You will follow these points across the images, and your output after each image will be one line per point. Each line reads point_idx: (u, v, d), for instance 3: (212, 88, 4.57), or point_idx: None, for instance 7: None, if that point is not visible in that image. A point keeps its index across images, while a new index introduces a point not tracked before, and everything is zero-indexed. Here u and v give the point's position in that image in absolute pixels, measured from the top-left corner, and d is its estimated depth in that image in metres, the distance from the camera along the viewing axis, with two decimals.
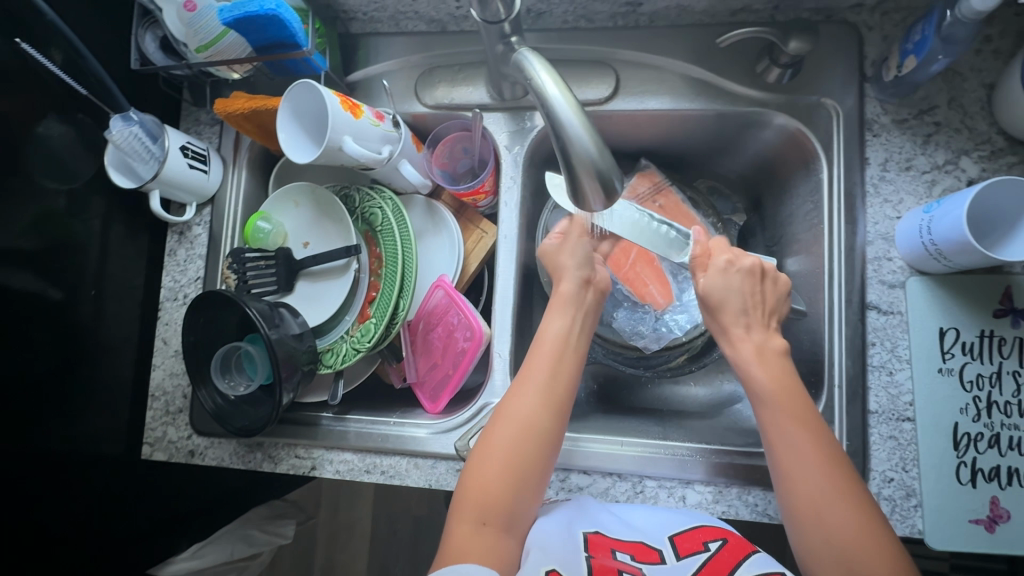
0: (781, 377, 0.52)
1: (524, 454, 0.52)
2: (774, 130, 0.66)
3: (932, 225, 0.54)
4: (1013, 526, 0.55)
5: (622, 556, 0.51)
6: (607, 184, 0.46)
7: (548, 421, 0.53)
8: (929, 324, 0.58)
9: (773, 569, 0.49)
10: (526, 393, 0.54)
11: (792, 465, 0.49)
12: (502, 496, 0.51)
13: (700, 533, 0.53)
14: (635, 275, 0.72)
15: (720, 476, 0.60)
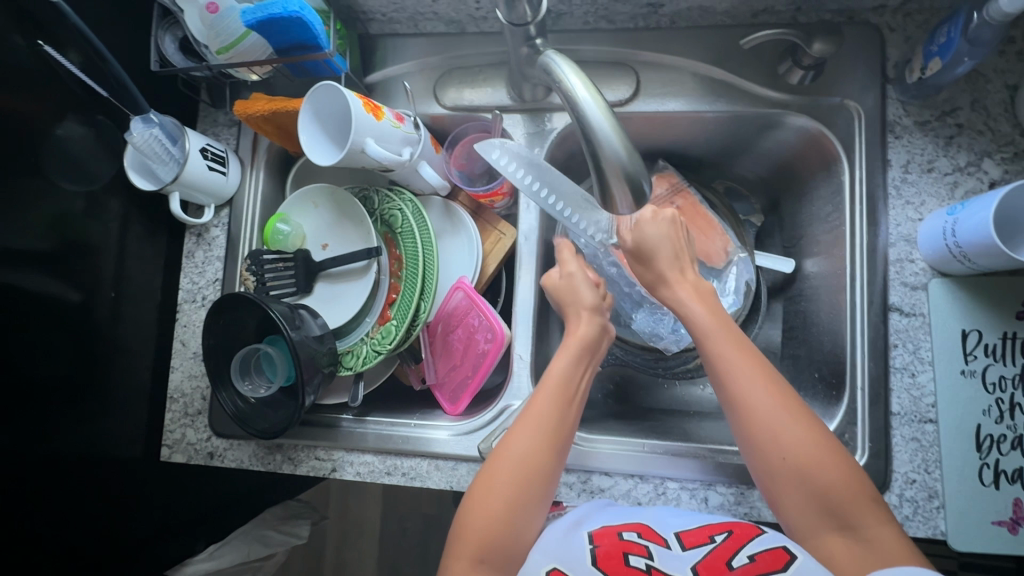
0: (720, 323, 0.53)
1: (525, 491, 0.51)
2: (795, 132, 0.66)
3: (956, 228, 0.54)
4: None
5: (627, 536, 0.50)
6: (635, 187, 0.47)
7: (550, 462, 0.52)
8: (952, 326, 0.58)
9: (775, 545, 0.47)
10: (527, 434, 0.53)
11: (746, 400, 0.49)
12: (500, 535, 0.50)
13: (707, 529, 0.51)
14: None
15: (741, 477, 0.60)
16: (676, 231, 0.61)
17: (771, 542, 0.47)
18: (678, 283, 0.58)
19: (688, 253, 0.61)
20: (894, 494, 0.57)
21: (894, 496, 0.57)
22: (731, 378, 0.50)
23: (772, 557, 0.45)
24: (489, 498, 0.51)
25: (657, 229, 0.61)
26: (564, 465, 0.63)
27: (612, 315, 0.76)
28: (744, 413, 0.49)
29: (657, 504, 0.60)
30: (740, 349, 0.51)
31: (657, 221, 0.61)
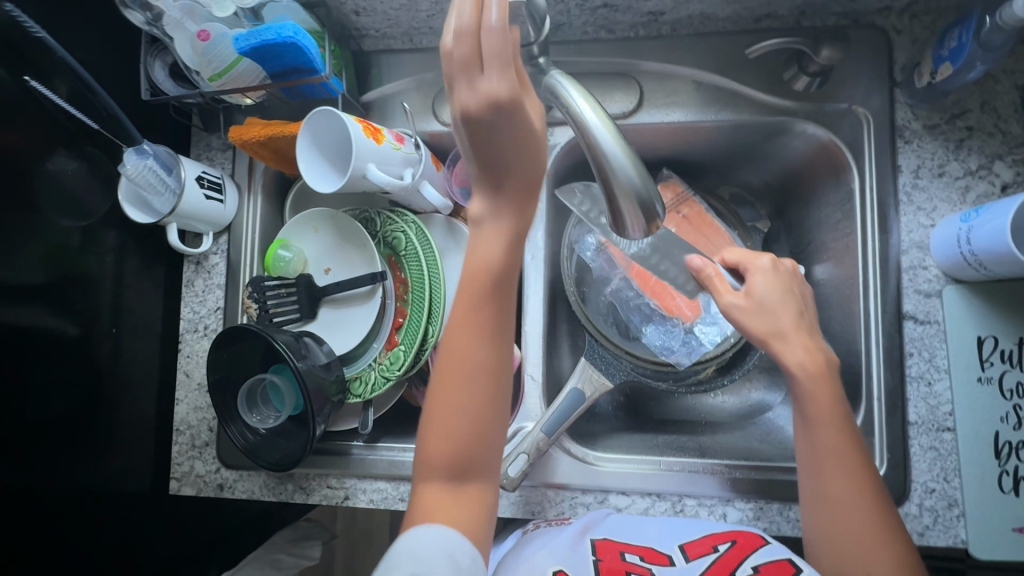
0: (835, 411, 0.50)
1: (472, 393, 0.48)
2: (802, 138, 0.65)
3: (971, 235, 0.54)
4: None
5: (630, 557, 0.51)
6: (647, 209, 0.45)
7: (494, 354, 0.49)
8: (967, 332, 0.58)
9: (780, 556, 0.49)
10: (477, 346, 0.49)
11: (836, 487, 0.49)
12: (463, 447, 0.48)
13: (710, 539, 0.52)
14: (662, 288, 0.73)
15: (760, 492, 0.60)
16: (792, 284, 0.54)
17: (774, 553, 0.49)
18: (803, 345, 0.51)
19: (807, 307, 0.54)
20: (914, 504, 0.57)
21: (913, 506, 0.57)
22: (832, 461, 0.49)
23: (776, 568, 0.47)
24: (449, 413, 0.48)
25: (777, 284, 0.54)
26: (580, 486, 0.62)
27: (621, 329, 0.73)
28: (829, 498, 0.49)
29: None
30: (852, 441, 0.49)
31: (773, 274, 0.54)
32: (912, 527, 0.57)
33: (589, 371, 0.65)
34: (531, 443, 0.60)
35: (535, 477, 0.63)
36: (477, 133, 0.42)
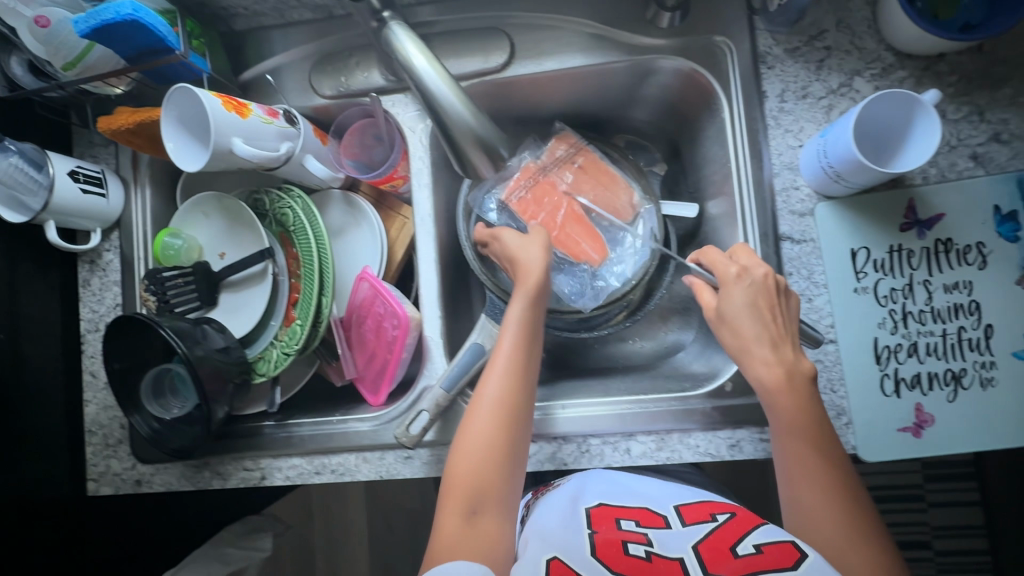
0: (814, 422, 0.51)
1: (499, 425, 0.53)
2: (675, 75, 0.66)
3: (828, 149, 0.55)
4: (938, 429, 0.57)
5: (626, 523, 0.53)
6: (491, 152, 0.47)
7: (518, 418, 0.54)
8: (840, 246, 0.59)
9: (782, 538, 0.48)
10: (493, 380, 0.55)
11: (807, 502, 0.50)
12: (480, 478, 0.51)
13: (710, 509, 0.54)
14: (567, 238, 0.71)
15: (661, 423, 0.61)
16: (766, 293, 0.54)
17: (780, 534, 0.48)
18: (763, 361, 0.52)
19: (782, 316, 0.54)
20: None
21: None
22: (797, 466, 0.51)
23: (780, 550, 0.46)
24: (469, 446, 0.53)
25: (743, 294, 0.55)
26: None
27: None
28: (805, 514, 0.50)
29: (582, 462, 0.61)
30: (828, 447, 0.51)
31: (745, 285, 0.55)
32: None
33: (489, 327, 0.66)
34: (432, 398, 0.61)
35: (444, 435, 0.63)
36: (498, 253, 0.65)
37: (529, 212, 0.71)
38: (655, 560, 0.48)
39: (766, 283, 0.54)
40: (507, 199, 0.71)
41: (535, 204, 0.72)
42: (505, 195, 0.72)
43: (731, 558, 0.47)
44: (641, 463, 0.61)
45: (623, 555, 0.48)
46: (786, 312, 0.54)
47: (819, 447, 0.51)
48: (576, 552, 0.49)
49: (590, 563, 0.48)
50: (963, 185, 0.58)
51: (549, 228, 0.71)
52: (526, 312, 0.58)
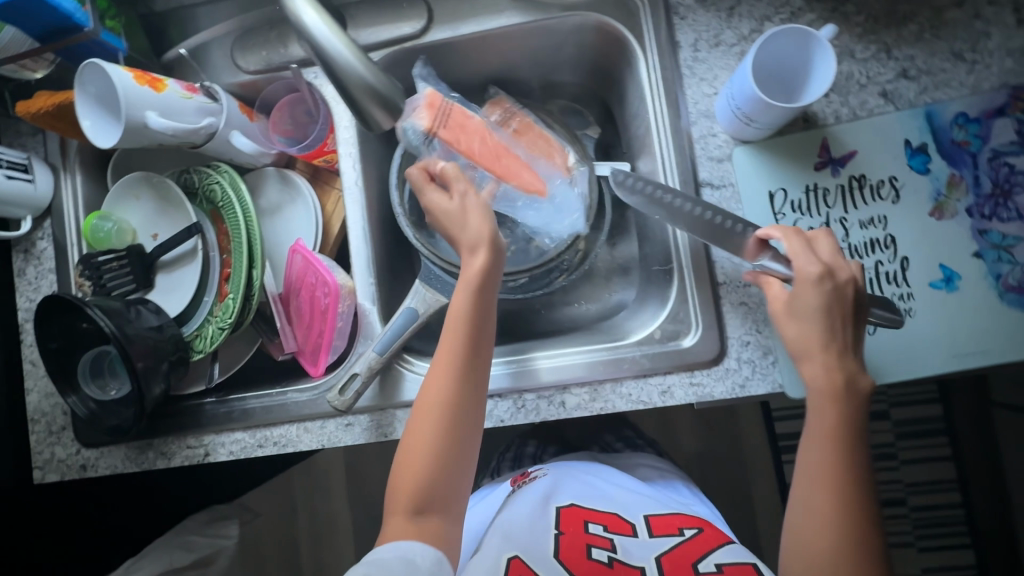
0: (844, 431, 0.50)
1: (445, 430, 0.53)
2: (592, 32, 0.66)
3: (733, 93, 0.55)
4: (861, 362, 0.57)
5: (594, 527, 0.63)
6: (387, 102, 0.47)
7: (468, 413, 0.54)
8: (759, 190, 0.60)
9: (743, 559, 0.58)
10: (442, 381, 0.54)
11: (803, 521, 0.50)
12: (425, 482, 0.53)
13: (678, 522, 0.63)
14: (516, 170, 0.68)
15: (593, 375, 0.61)
16: (839, 298, 0.51)
17: (741, 558, 0.58)
18: (817, 367, 0.51)
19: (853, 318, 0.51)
20: (733, 358, 0.60)
21: (732, 360, 0.60)
22: (819, 470, 0.50)
23: (737, 569, 0.56)
24: (414, 453, 0.54)
25: (817, 298, 0.51)
26: None
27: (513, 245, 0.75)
28: (798, 535, 0.50)
29: (518, 418, 0.62)
30: (851, 458, 0.49)
31: (820, 287, 0.51)
32: (734, 380, 0.60)
33: (423, 290, 0.66)
34: (364, 363, 0.61)
35: (383, 400, 0.64)
36: (442, 220, 0.57)
37: (463, 143, 0.65)
38: (616, 567, 0.58)
39: (847, 290, 0.51)
40: (432, 129, 0.62)
41: (466, 131, 0.65)
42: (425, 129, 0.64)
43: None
44: (576, 414, 0.61)
45: (585, 561, 0.58)
46: (860, 316, 0.51)
47: (836, 466, 0.49)
48: (540, 555, 0.59)
49: (551, 564, 0.58)
50: (874, 122, 0.59)
51: (490, 154, 0.68)
52: (478, 299, 0.55)
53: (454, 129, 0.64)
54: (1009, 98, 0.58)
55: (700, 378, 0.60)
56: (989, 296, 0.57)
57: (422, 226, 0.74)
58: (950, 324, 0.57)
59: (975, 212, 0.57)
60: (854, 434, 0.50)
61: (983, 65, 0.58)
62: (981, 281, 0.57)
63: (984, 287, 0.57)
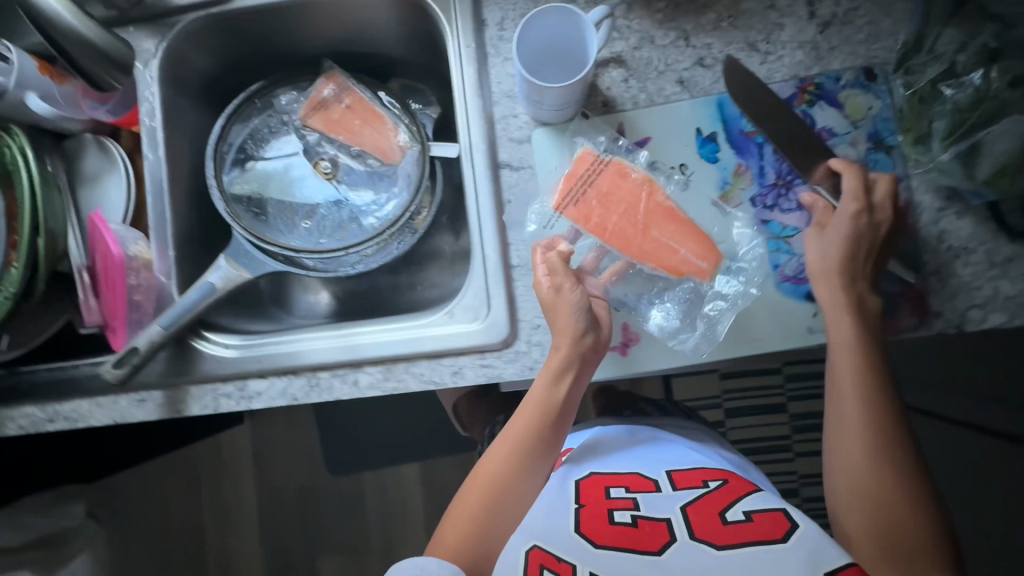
0: (863, 372, 0.53)
1: (495, 505, 0.57)
2: (407, 4, 0.66)
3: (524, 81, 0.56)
4: (643, 347, 0.59)
5: (616, 491, 0.61)
6: (107, 59, 0.50)
7: (522, 483, 0.58)
8: (555, 173, 0.60)
9: (773, 506, 0.56)
10: (497, 461, 0.58)
11: (856, 536, 0.52)
12: (470, 542, 0.55)
13: (703, 475, 0.62)
14: (653, 245, 0.58)
15: (387, 354, 0.61)
16: (860, 234, 0.53)
17: (769, 504, 0.56)
18: (827, 289, 0.53)
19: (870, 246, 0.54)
20: (523, 341, 0.60)
21: (522, 343, 0.60)
22: (840, 429, 0.54)
23: (768, 516, 0.54)
24: (466, 505, 0.58)
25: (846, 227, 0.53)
26: (219, 376, 0.62)
27: (339, 223, 0.72)
28: (847, 540, 0.53)
29: (310, 396, 0.61)
30: (874, 399, 0.53)
31: (850, 219, 0.53)
32: (523, 363, 0.60)
33: (227, 267, 0.65)
34: (146, 337, 0.60)
35: (176, 375, 0.62)
36: (548, 308, 0.56)
37: (595, 220, 0.58)
38: (642, 525, 0.56)
39: (879, 226, 0.54)
40: (561, 211, 0.57)
41: (601, 209, 0.58)
42: (558, 202, 0.58)
43: (722, 524, 0.54)
44: (369, 394, 0.61)
45: (608, 527, 0.56)
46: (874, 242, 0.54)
47: (870, 461, 0.52)
48: (557, 534, 0.56)
49: (573, 541, 0.55)
50: (668, 109, 0.59)
51: (625, 232, 0.58)
52: (552, 391, 0.56)
53: (588, 208, 0.58)
54: (796, 89, 0.58)
55: (491, 359, 0.60)
56: (767, 283, 0.58)
57: (254, 209, 0.70)
58: (730, 311, 0.58)
59: (759, 201, 0.58)
60: (876, 452, 0.53)
61: (775, 56, 0.59)
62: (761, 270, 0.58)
63: (762, 275, 0.58)
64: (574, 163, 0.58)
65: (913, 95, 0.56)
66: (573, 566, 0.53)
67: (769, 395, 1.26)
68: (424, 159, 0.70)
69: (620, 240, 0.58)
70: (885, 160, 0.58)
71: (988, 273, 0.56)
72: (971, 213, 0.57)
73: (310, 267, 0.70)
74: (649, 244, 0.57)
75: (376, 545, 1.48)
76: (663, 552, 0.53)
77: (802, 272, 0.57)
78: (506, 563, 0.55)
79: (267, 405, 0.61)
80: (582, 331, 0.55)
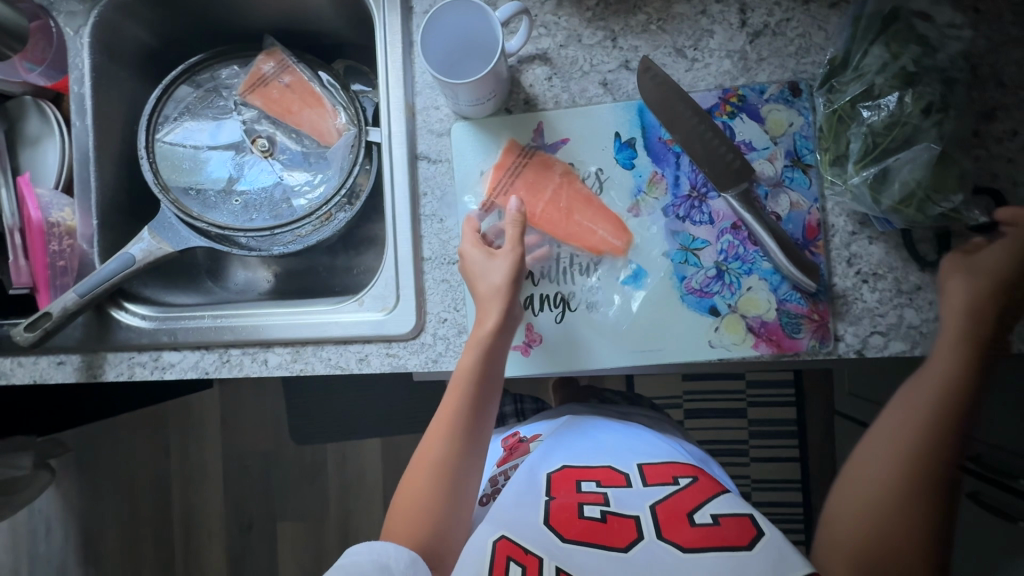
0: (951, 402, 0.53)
1: (438, 486, 0.58)
2: None
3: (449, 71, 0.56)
4: (544, 348, 0.59)
5: (587, 484, 0.61)
6: None
7: (458, 459, 0.59)
8: (471, 168, 0.60)
9: (741, 511, 0.56)
10: (435, 443, 0.59)
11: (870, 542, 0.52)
12: (417, 532, 0.57)
13: (672, 472, 0.62)
14: (575, 228, 0.59)
15: (296, 337, 0.62)
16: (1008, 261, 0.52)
17: (736, 508, 0.56)
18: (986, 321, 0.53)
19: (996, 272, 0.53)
20: (429, 334, 0.60)
21: (428, 335, 0.60)
22: (895, 453, 0.54)
23: (735, 521, 0.54)
24: (410, 495, 0.59)
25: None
26: (135, 345, 0.63)
27: (271, 202, 0.72)
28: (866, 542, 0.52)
29: (220, 371, 0.62)
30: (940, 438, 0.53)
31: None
32: (427, 355, 0.60)
33: (151, 241, 0.66)
34: (61, 304, 0.61)
35: (94, 341, 0.64)
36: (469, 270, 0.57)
37: (525, 208, 0.60)
38: (610, 521, 0.57)
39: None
40: (491, 199, 0.60)
41: (529, 196, 0.60)
42: (487, 195, 0.60)
43: (688, 525, 0.55)
44: (277, 373, 0.62)
45: (576, 520, 0.57)
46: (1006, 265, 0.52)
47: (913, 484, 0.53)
48: (522, 526, 0.56)
49: (542, 532, 0.56)
50: (588, 111, 0.59)
51: (551, 218, 0.60)
52: (476, 360, 0.56)
53: (517, 198, 0.60)
54: (718, 99, 0.57)
55: (396, 350, 0.61)
56: (671, 293, 0.58)
57: (186, 183, 0.70)
58: (636, 317, 0.58)
59: (671, 212, 0.58)
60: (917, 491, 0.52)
61: (702, 63, 0.58)
62: (669, 279, 0.58)
63: (669, 286, 0.58)
64: (501, 154, 0.60)
65: (833, 113, 0.54)
66: (540, 558, 0.53)
67: (725, 399, 1.26)
68: (358, 143, 0.70)
69: (545, 226, 0.60)
70: (802, 178, 0.57)
71: (894, 299, 0.56)
72: (883, 238, 0.56)
73: (243, 245, 0.71)
74: (572, 226, 0.59)
75: (334, 515, 1.52)
76: (630, 549, 0.54)
77: (708, 285, 0.57)
78: (471, 559, 0.55)
79: (179, 377, 0.63)
80: (505, 295, 0.55)
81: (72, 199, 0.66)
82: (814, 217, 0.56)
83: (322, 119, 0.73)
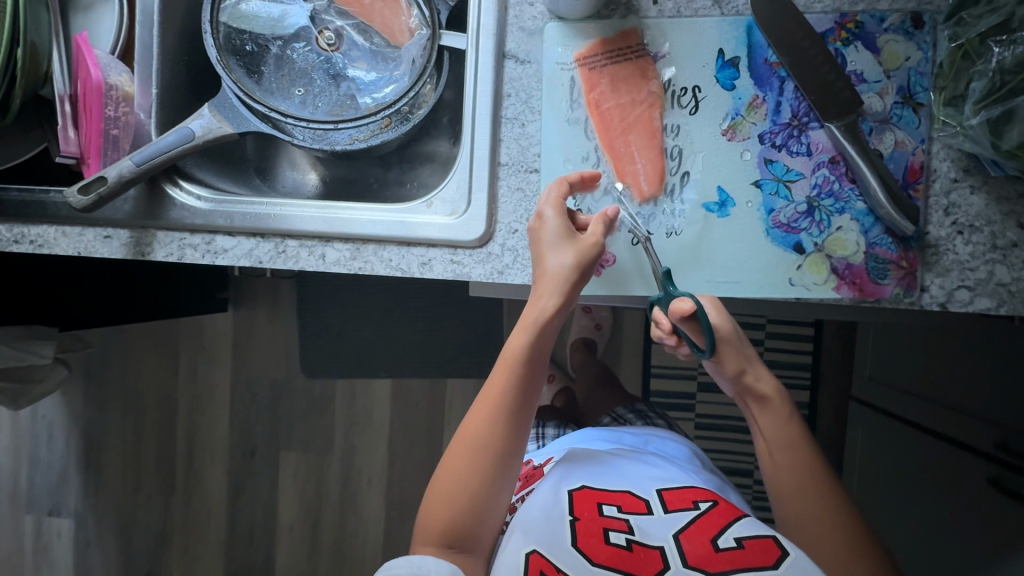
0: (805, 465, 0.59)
1: (481, 465, 0.59)
2: None
3: None
4: (616, 270, 0.58)
5: (609, 508, 0.60)
6: None
7: (504, 440, 0.59)
8: (563, 72, 0.57)
9: (764, 533, 0.56)
10: (479, 424, 0.60)
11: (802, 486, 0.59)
12: (458, 516, 0.59)
13: (692, 495, 0.61)
14: (621, 147, 0.57)
15: (358, 234, 0.59)
16: None
17: (759, 529, 0.57)
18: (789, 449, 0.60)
19: None
20: (497, 244, 0.58)
21: (496, 246, 0.58)
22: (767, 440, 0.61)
23: (758, 545, 0.54)
24: (450, 481, 0.60)
25: None
26: (188, 227, 0.61)
27: (333, 99, 0.68)
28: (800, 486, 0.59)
29: (276, 262, 0.60)
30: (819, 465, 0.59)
31: None
32: (494, 266, 0.58)
33: (213, 120, 0.63)
34: (116, 170, 0.58)
35: (144, 217, 0.61)
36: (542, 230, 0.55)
37: (595, 94, 0.57)
38: (636, 550, 0.56)
39: None
40: (581, 61, 0.57)
41: (607, 88, 0.57)
42: (580, 53, 0.57)
43: (714, 552, 0.55)
44: (334, 270, 0.60)
45: (603, 546, 0.56)
46: None
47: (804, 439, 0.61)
48: (554, 544, 0.56)
49: (571, 554, 0.56)
50: (694, 23, 0.55)
51: (608, 120, 0.57)
52: (532, 341, 0.59)
53: (597, 81, 0.57)
54: (835, 24, 0.54)
55: (461, 257, 0.58)
56: (757, 226, 0.55)
57: (248, 67, 0.66)
58: (720, 247, 0.56)
59: (767, 139, 0.55)
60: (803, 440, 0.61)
61: None
62: (755, 212, 0.55)
63: (755, 217, 0.55)
64: (615, 35, 0.57)
65: (957, 48, 0.51)
66: None
67: None
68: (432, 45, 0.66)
69: (600, 124, 0.57)
70: (911, 117, 0.54)
71: (987, 254, 0.53)
72: (986, 189, 0.53)
73: (299, 139, 0.67)
74: (622, 139, 0.57)
75: (337, 452, 1.51)
76: None
77: (796, 221, 0.55)
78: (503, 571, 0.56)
79: (232, 264, 0.61)
80: (574, 277, 0.54)
81: (128, 66, 0.63)
82: (918, 159, 0.54)
83: (395, 14, 0.68)
